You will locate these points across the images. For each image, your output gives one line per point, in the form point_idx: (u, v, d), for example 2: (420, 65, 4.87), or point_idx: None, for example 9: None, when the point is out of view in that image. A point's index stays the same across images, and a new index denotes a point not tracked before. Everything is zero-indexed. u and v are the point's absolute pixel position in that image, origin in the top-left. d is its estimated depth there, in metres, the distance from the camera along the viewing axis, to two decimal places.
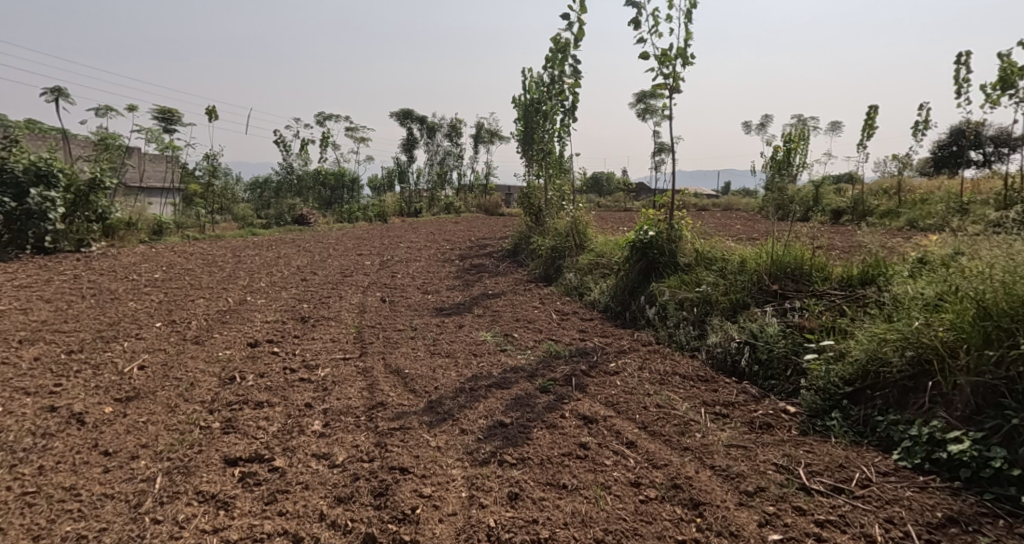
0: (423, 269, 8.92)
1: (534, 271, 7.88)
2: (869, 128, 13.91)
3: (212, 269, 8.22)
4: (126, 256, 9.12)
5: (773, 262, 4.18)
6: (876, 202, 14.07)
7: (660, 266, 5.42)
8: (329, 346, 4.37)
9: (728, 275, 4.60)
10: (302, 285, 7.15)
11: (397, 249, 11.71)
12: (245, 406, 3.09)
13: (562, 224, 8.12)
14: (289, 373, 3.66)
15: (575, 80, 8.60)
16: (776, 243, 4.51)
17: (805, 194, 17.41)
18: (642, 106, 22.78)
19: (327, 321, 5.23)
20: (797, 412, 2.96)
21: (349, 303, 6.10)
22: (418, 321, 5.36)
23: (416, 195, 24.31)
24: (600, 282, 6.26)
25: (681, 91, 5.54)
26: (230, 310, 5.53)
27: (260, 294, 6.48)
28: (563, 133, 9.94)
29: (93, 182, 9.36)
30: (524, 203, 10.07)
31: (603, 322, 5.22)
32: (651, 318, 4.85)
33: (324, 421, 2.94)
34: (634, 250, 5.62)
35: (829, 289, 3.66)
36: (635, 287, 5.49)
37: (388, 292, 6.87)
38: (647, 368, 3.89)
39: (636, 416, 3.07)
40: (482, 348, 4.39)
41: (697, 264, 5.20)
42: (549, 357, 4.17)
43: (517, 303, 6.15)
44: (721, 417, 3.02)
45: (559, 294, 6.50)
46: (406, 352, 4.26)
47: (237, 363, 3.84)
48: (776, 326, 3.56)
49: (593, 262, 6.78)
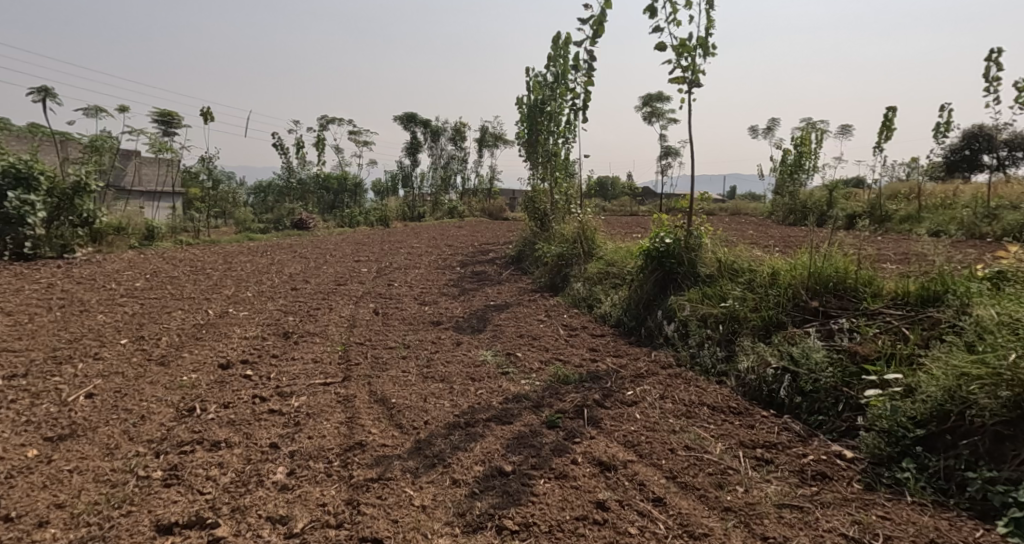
0: (422, 276, 8.47)
1: (539, 279, 7.39)
2: (887, 129, 13.38)
3: (197, 277, 7.79)
4: (111, 262, 8.73)
5: (811, 275, 3.69)
6: (894, 207, 13.53)
7: (678, 277, 4.93)
8: (309, 368, 3.90)
9: (757, 290, 4.11)
10: (291, 295, 6.68)
11: (397, 255, 11.25)
12: (198, 447, 2.60)
13: (569, 230, 7.64)
14: (257, 403, 3.17)
15: (588, 77, 8.13)
16: (814, 254, 4.00)
17: (819, 199, 16.87)
18: (648, 110, 22.41)
19: (311, 337, 4.75)
20: (856, 459, 2.46)
21: (339, 316, 5.62)
22: (412, 336, 4.89)
23: (420, 199, 23.92)
24: (611, 293, 5.77)
25: (701, 85, 5.06)
26: (207, 324, 5.06)
27: (244, 305, 6.02)
28: (568, 135, 9.49)
29: (78, 185, 8.95)
30: (529, 208, 9.59)
31: (615, 340, 4.72)
32: (671, 337, 4.36)
33: (288, 468, 2.46)
34: (649, 260, 5.13)
35: (882, 308, 3.16)
36: (650, 301, 5.00)
37: (382, 302, 6.40)
38: (669, 397, 3.40)
39: (662, 462, 2.58)
40: (481, 371, 3.91)
41: (720, 276, 4.70)
42: (557, 384, 3.69)
43: (521, 316, 5.66)
44: (765, 463, 2.54)
45: (566, 305, 6.01)
46: (395, 376, 3.78)
47: (201, 390, 3.36)
48: (822, 352, 3.07)
49: (602, 271, 6.30)
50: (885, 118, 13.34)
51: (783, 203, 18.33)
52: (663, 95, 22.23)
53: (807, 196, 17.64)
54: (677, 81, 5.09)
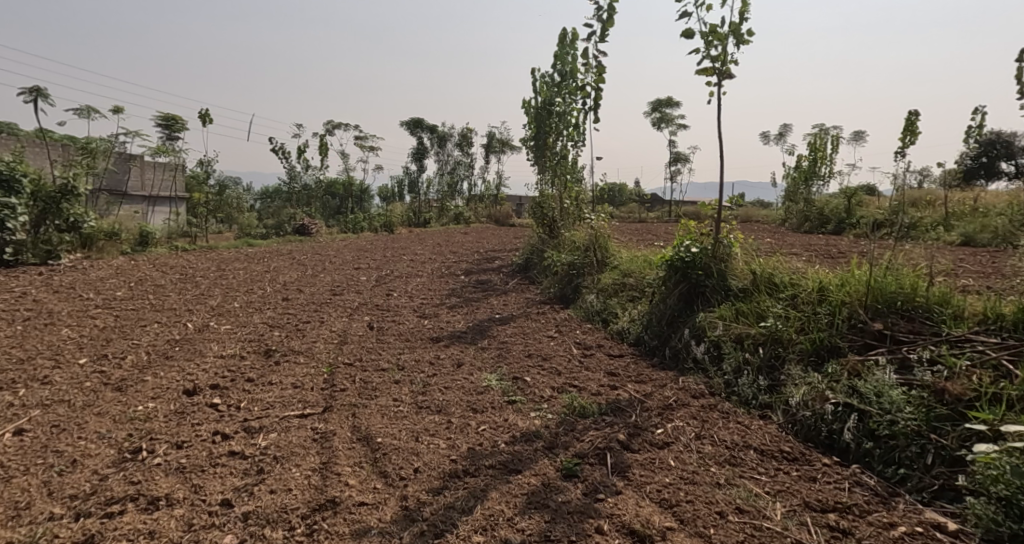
0: (423, 285, 7.99)
1: (548, 290, 6.88)
2: (912, 134, 12.78)
3: (185, 285, 7.33)
4: (97, 269, 8.31)
5: (872, 293, 3.18)
6: (919, 214, 12.96)
7: (706, 291, 4.40)
8: (287, 396, 3.39)
9: (804, 307, 3.58)
10: (281, 306, 6.21)
11: (398, 262, 10.76)
12: (130, 505, 2.10)
13: (580, 237, 7.12)
14: (217, 443, 2.66)
15: (599, 74, 7.66)
16: (872, 268, 3.48)
17: (836, 206, 16.29)
18: (657, 115, 22.01)
19: (295, 357, 4.25)
20: (963, 534, 1.94)
21: (329, 330, 5.13)
22: (408, 355, 4.38)
23: (427, 205, 23.51)
24: (629, 307, 5.25)
25: (732, 77, 4.55)
26: (182, 340, 4.58)
27: (228, 317, 5.54)
28: (578, 137, 9.02)
29: (65, 188, 8.56)
30: (536, 213, 9.10)
31: (636, 362, 4.20)
32: (701, 360, 3.82)
33: (237, 538, 1.96)
34: (673, 271, 4.60)
35: (971, 335, 2.64)
36: (674, 317, 4.47)
37: (378, 315, 5.92)
38: (707, 436, 2.88)
39: (709, 532, 2.05)
40: (485, 400, 3.41)
41: (756, 290, 4.17)
42: (572, 418, 3.17)
43: (528, 332, 5.14)
44: (840, 536, 2.02)
45: (579, 320, 5.48)
46: (385, 407, 3.27)
47: (155, 422, 2.85)
48: (899, 388, 2.54)
49: (618, 282, 5.78)
50: (910, 121, 12.72)
51: (798, 209, 17.73)
52: (672, 102, 21.80)
53: (824, 203, 17.07)
54: (706, 72, 4.60)
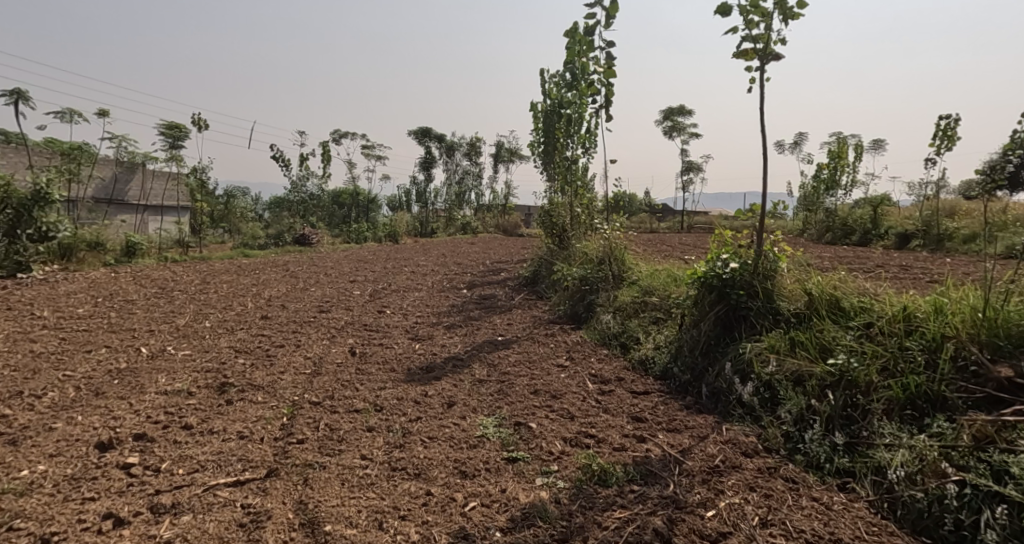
0: (421, 301, 7.28)
1: (557, 308, 6.14)
2: (949, 139, 11.96)
3: (158, 301, 6.69)
4: (71, 281, 7.72)
5: (996, 329, 2.48)
6: (954, 225, 12.15)
7: (750, 315, 3.62)
8: (225, 453, 2.64)
9: (884, 340, 2.83)
10: (256, 326, 5.51)
11: (398, 275, 10.08)
12: None
13: (593, 249, 6.39)
14: (100, 535, 1.93)
15: (609, 68, 6.97)
16: (976, 294, 2.77)
17: (861, 216, 15.43)
18: (669, 124, 21.39)
19: (253, 393, 3.52)
20: None
21: (303, 357, 4.41)
22: (388, 391, 3.65)
23: (434, 215, 22.93)
24: (652, 331, 4.49)
25: (778, 59, 3.82)
26: (125, 370, 3.88)
27: (191, 340, 4.84)
28: (588, 141, 8.35)
29: (38, 194, 8.02)
30: (545, 223, 8.38)
31: (666, 402, 3.43)
32: (749, 403, 3.07)
33: None
34: (708, 290, 3.84)
35: None
36: (710, 346, 3.71)
37: (363, 337, 5.20)
38: (776, 520, 2.13)
39: None
40: (478, 460, 2.66)
41: (814, 315, 3.40)
42: (590, 487, 2.42)
43: (534, 359, 4.38)
44: None
45: (592, 344, 4.72)
46: (348, 470, 2.53)
47: (29, 498, 2.13)
48: None
49: (637, 301, 5.02)
50: (946, 125, 11.89)
51: (818, 220, 16.89)
52: (685, 109, 21.19)
53: (847, 213, 16.24)
54: (744, 55, 3.88)
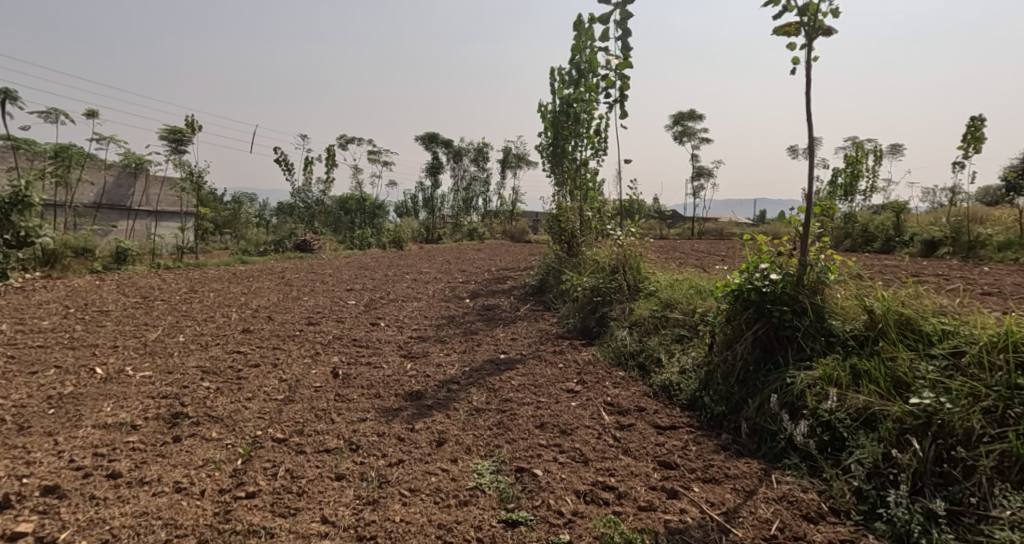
0: (419, 312, 6.74)
1: (566, 321, 5.56)
2: (978, 141, 11.29)
3: (135, 311, 6.20)
4: (48, 290, 7.26)
5: None
6: (985, 232, 11.47)
7: (798, 336, 3.02)
8: (148, 515, 2.10)
9: (985, 376, 2.26)
10: (233, 342, 4.97)
11: (398, 283, 9.57)
12: None
13: (605, 257, 5.82)
14: None
15: (623, 61, 6.40)
16: None
17: (882, 223, 14.71)
18: (677, 129, 20.88)
19: (205, 428, 2.97)
20: None
21: (277, 380, 3.86)
22: (367, 424, 3.10)
23: (440, 221, 22.42)
24: (676, 351, 3.90)
25: (829, 34, 3.24)
26: (64, 396, 3.35)
27: (155, 358, 4.32)
28: (598, 142, 7.80)
29: (16, 197, 7.60)
30: (552, 228, 7.83)
31: (699, 441, 2.84)
32: (806, 447, 2.48)
33: None
34: (746, 305, 3.24)
35: None
36: (748, 373, 3.11)
37: (349, 354, 4.66)
38: None
39: None
40: (465, 526, 2.11)
41: (879, 338, 2.81)
42: None
43: (540, 383, 3.81)
44: None
45: (607, 365, 4.14)
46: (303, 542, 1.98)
47: None
48: None
49: (657, 315, 4.43)
50: (975, 127, 11.25)
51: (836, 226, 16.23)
52: (697, 114, 20.56)
53: (867, 219, 15.56)
54: (787, 30, 3.31)
